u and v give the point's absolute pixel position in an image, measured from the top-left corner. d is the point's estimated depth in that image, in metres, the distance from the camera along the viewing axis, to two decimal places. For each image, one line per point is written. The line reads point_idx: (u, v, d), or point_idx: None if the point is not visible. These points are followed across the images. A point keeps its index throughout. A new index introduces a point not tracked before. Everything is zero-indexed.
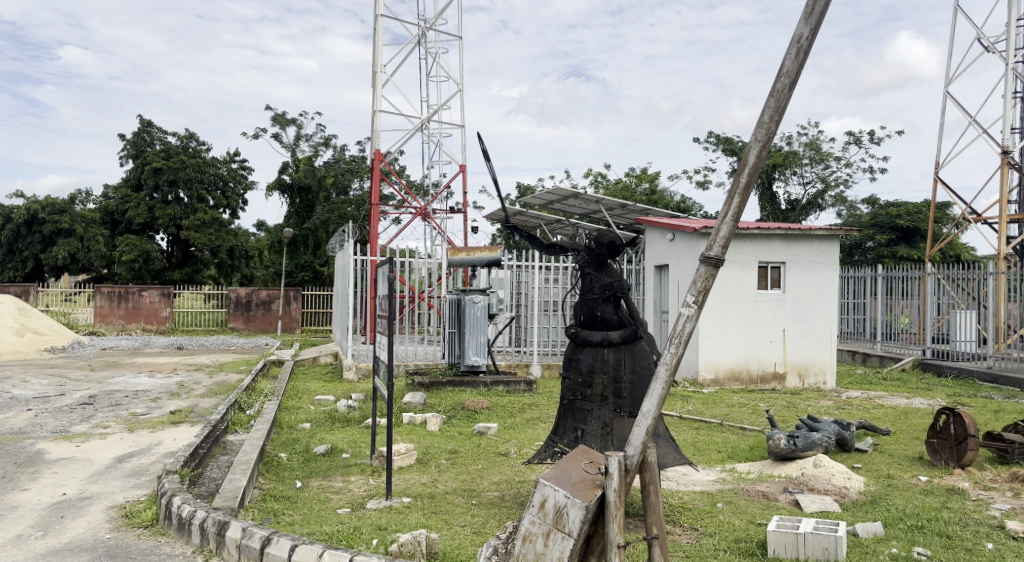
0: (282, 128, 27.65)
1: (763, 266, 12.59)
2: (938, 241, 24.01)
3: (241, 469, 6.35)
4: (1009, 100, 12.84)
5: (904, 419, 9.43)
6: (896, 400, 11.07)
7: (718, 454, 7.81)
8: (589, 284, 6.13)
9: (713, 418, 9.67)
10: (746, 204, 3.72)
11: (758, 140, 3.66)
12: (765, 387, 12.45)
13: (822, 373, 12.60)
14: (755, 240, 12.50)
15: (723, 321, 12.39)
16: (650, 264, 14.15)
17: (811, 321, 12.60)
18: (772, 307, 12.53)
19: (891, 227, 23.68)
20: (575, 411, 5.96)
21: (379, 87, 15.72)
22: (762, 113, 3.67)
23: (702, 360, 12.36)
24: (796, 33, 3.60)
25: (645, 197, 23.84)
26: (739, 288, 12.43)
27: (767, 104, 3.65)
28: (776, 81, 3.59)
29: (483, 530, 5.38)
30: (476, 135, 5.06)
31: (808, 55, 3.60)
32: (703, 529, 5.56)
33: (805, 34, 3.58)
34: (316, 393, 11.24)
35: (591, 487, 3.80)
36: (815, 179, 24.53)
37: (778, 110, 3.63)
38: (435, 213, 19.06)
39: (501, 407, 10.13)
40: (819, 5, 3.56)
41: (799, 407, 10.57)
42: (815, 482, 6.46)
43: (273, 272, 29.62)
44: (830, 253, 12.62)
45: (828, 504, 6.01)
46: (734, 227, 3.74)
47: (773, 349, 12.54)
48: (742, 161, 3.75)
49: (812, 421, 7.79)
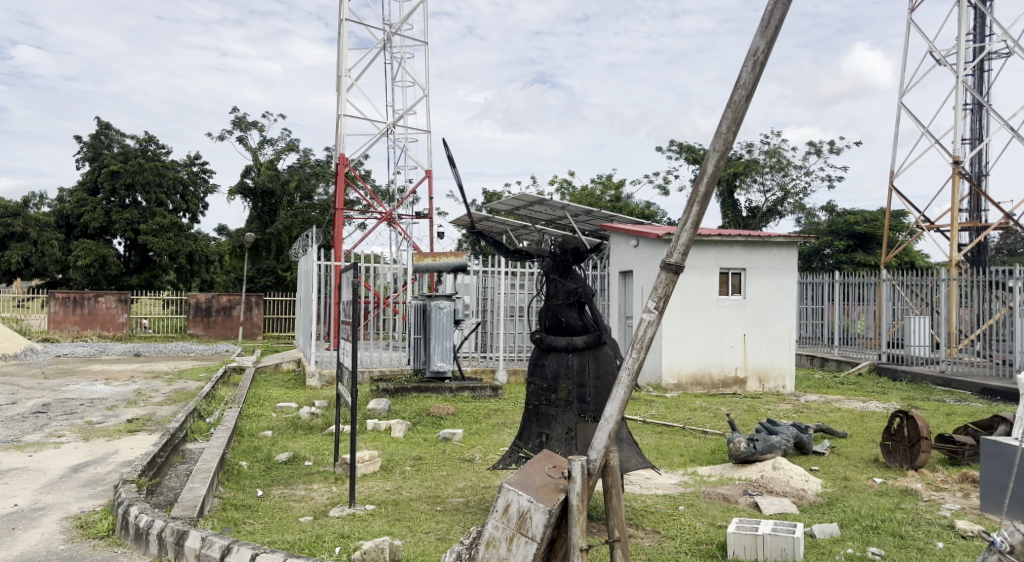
0: (244, 132, 27.32)
1: (724, 272, 12.77)
2: (893, 248, 24.57)
3: (200, 478, 6.27)
4: (960, 112, 13.17)
5: (860, 421, 9.64)
6: (852, 403, 11.31)
7: (681, 458, 7.91)
8: (554, 290, 6.16)
9: (677, 422, 9.78)
10: (705, 212, 3.80)
11: (717, 150, 3.74)
12: (726, 391, 12.63)
13: (781, 377, 12.82)
14: (716, 247, 12.68)
15: (685, 326, 12.56)
16: (615, 270, 14.23)
17: (771, 327, 12.81)
18: (733, 312, 12.72)
19: (848, 234, 24.17)
20: (540, 416, 5.98)
21: (344, 92, 15.66)
22: (719, 124, 3.76)
23: (666, 365, 12.50)
24: (752, 46, 3.69)
25: (610, 204, 24.00)
26: (701, 293, 12.60)
27: (725, 115, 3.72)
28: (733, 93, 3.68)
29: (447, 536, 5.39)
30: (442, 141, 4.82)
31: (764, 67, 3.69)
32: (665, 531, 5.63)
33: (762, 48, 3.67)
34: (278, 400, 11.12)
35: (555, 491, 3.83)
36: (775, 187, 24.93)
37: (735, 121, 3.72)
38: (401, 218, 19.01)
39: (467, 412, 10.13)
40: (774, 19, 3.65)
41: (759, 410, 10.74)
42: (773, 485, 6.60)
43: (234, 277, 29.19)
44: (788, 259, 12.84)
45: (785, 506, 6.13)
46: (693, 234, 3.81)
47: (733, 354, 12.72)
48: (701, 170, 3.82)
49: (770, 424, 7.94)
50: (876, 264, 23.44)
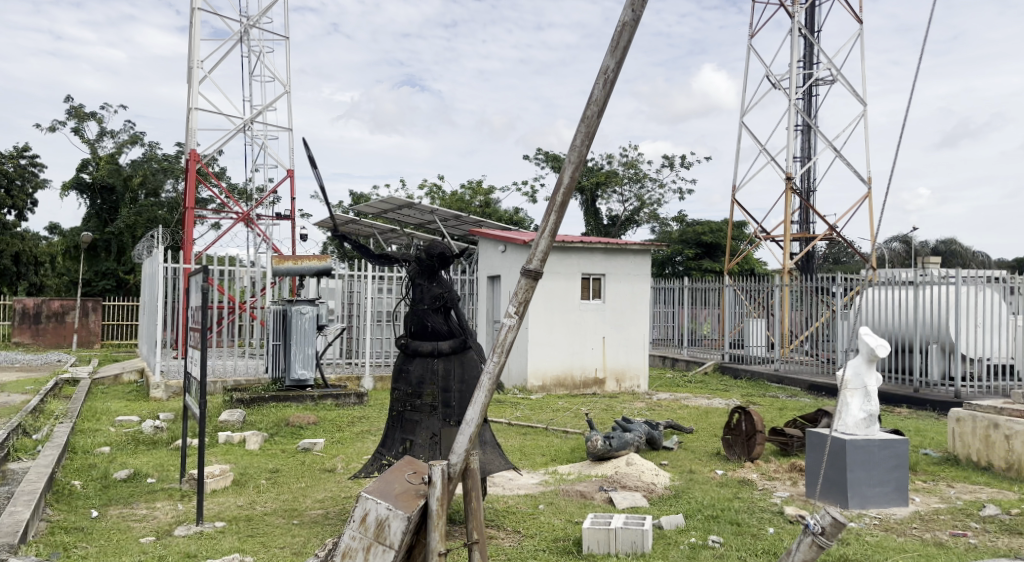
0: (81, 123, 25.65)
1: (586, 277, 13.26)
2: (735, 256, 26.27)
3: (25, 501, 5.91)
4: (791, 133, 14.31)
5: (705, 417, 10.29)
6: (699, 400, 12.06)
7: (542, 458, 8.19)
8: (420, 294, 6.25)
9: (539, 423, 10.10)
10: (561, 221, 4.03)
11: (572, 161, 3.96)
12: (587, 392, 13.12)
13: (637, 377, 13.50)
14: (579, 253, 13.12)
15: (549, 329, 12.92)
16: (482, 274, 14.44)
17: (628, 329, 13.45)
18: (593, 315, 13.23)
19: (696, 243, 25.61)
20: (404, 422, 6.05)
21: (196, 84, 15.07)
22: (574, 137, 4.00)
23: (530, 367, 12.81)
24: (603, 64, 3.94)
25: (478, 209, 24.31)
26: (564, 297, 13.01)
27: (579, 129, 3.97)
28: (587, 108, 3.92)
29: (303, 550, 5.38)
30: (302, 143, 4.43)
31: (613, 84, 3.96)
32: (525, 531, 5.85)
33: (611, 66, 3.93)
34: (117, 414, 10.57)
35: (414, 497, 3.94)
36: (633, 197, 26.05)
37: (587, 135, 3.97)
38: (260, 219, 18.49)
39: (328, 420, 10.05)
40: (623, 40, 3.93)
41: (615, 409, 11.25)
42: (626, 480, 6.97)
43: (68, 279, 27.26)
44: (644, 266, 13.52)
45: (637, 500, 6.51)
46: (551, 242, 4.02)
47: (594, 356, 13.24)
48: (558, 180, 4.04)
49: (625, 422, 8.34)
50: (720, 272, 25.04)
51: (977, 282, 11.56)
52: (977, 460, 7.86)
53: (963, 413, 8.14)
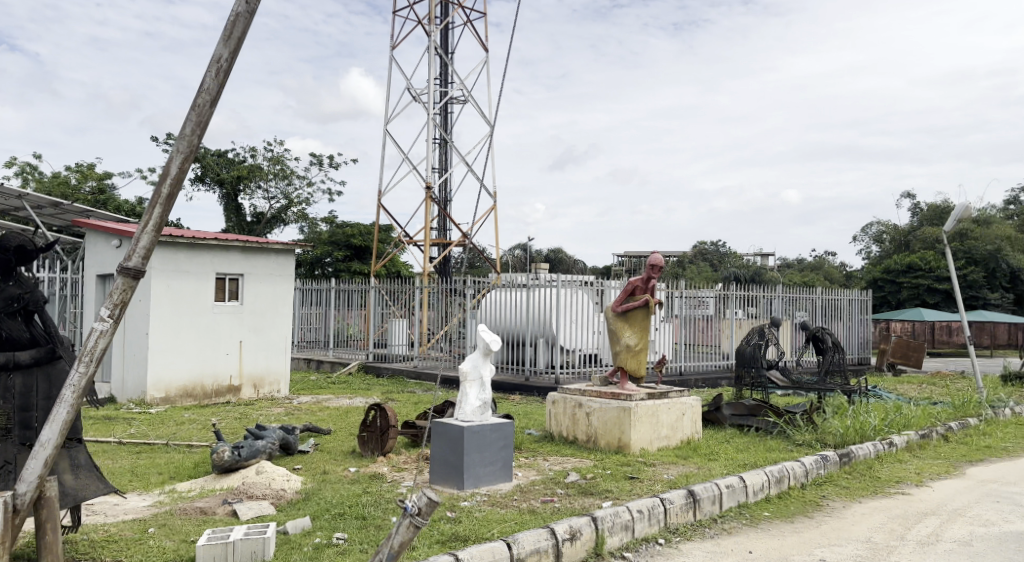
0: None
1: (221, 278, 12.55)
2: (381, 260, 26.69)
3: None
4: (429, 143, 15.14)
5: (343, 418, 10.35)
6: (339, 401, 12.12)
7: (159, 477, 7.55)
8: None
9: (158, 439, 9.30)
10: (168, 214, 3.77)
11: (179, 152, 3.72)
12: (218, 400, 12.43)
13: (276, 382, 13.24)
14: (212, 252, 12.36)
15: (174, 335, 11.96)
16: (90, 273, 12.94)
17: (267, 333, 13.09)
18: (228, 319, 12.58)
19: (345, 245, 25.80)
20: None
21: None
22: (183, 125, 3.76)
23: (152, 378, 11.72)
24: (215, 52, 3.78)
25: (87, 198, 22.02)
26: (193, 300, 12.15)
27: (188, 118, 3.75)
28: (196, 97, 3.72)
29: None
30: None
31: (226, 76, 3.81)
32: (129, 558, 5.32)
33: (224, 56, 3.78)
34: None
35: None
36: (278, 196, 25.47)
37: (198, 125, 3.77)
38: None
39: None
40: (236, 30, 3.79)
41: (250, 417, 10.83)
42: (253, 489, 6.70)
43: None
44: (284, 266, 13.24)
45: (263, 508, 6.31)
46: (155, 237, 3.76)
47: (228, 362, 12.61)
48: (163, 170, 3.75)
49: (258, 429, 8.03)
50: (366, 274, 25.45)
51: (576, 285, 13.37)
52: (567, 435, 9.19)
53: (557, 395, 9.41)
